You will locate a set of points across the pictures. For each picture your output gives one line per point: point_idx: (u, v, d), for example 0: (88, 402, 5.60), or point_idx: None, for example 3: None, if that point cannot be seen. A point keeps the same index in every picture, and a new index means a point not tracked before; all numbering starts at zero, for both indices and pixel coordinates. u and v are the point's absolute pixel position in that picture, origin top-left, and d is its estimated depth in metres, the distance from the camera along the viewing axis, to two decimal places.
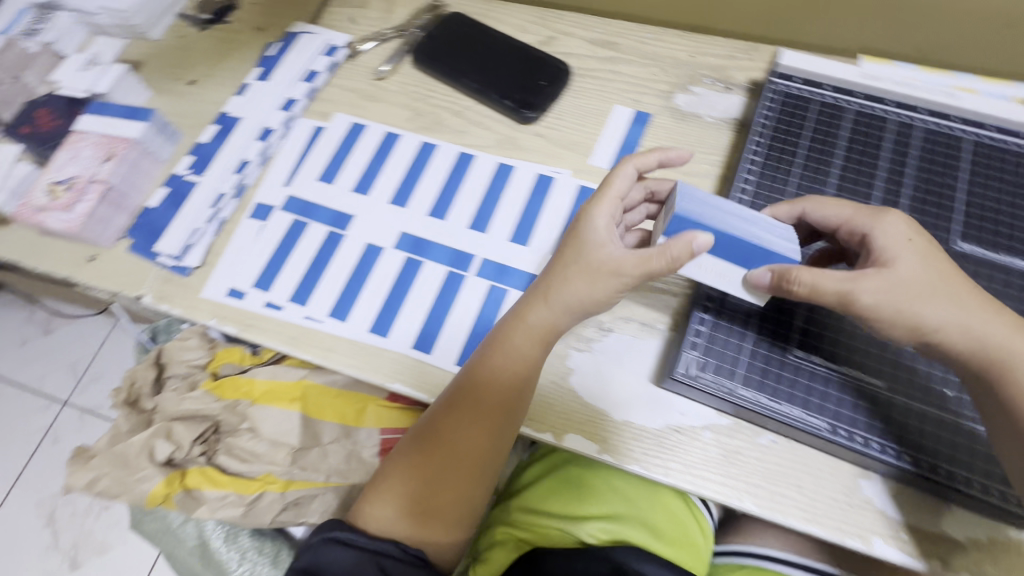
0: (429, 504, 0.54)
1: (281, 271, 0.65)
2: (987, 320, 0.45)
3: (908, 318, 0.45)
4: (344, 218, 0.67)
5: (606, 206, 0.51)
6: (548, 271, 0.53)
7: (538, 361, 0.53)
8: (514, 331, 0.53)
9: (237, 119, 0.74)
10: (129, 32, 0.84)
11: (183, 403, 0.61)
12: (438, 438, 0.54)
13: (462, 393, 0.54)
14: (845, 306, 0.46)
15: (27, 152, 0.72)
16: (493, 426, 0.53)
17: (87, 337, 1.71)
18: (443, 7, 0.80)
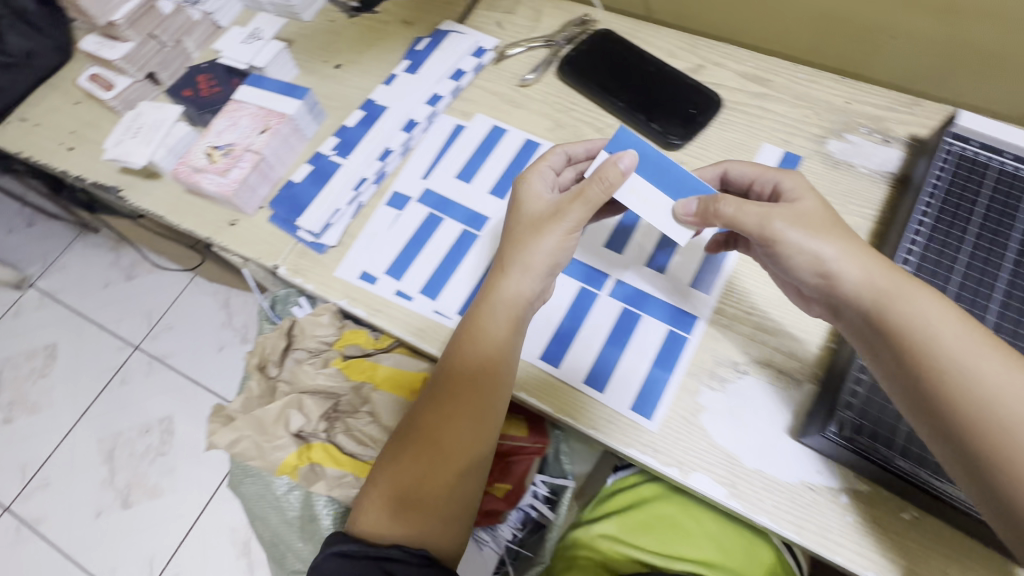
0: (422, 496, 0.53)
1: (413, 262, 0.66)
2: (893, 275, 0.46)
3: (805, 253, 0.49)
4: (479, 219, 0.68)
5: (538, 171, 0.59)
6: (504, 246, 0.57)
7: (510, 334, 0.55)
8: (483, 310, 0.55)
9: (384, 108, 0.76)
10: (285, 10, 0.88)
11: (317, 377, 0.64)
12: (421, 429, 0.55)
13: (441, 378, 0.56)
14: (762, 237, 0.51)
15: (185, 114, 0.76)
16: (474, 407, 0.54)
17: (165, 289, 1.79)
18: (593, 23, 0.80)
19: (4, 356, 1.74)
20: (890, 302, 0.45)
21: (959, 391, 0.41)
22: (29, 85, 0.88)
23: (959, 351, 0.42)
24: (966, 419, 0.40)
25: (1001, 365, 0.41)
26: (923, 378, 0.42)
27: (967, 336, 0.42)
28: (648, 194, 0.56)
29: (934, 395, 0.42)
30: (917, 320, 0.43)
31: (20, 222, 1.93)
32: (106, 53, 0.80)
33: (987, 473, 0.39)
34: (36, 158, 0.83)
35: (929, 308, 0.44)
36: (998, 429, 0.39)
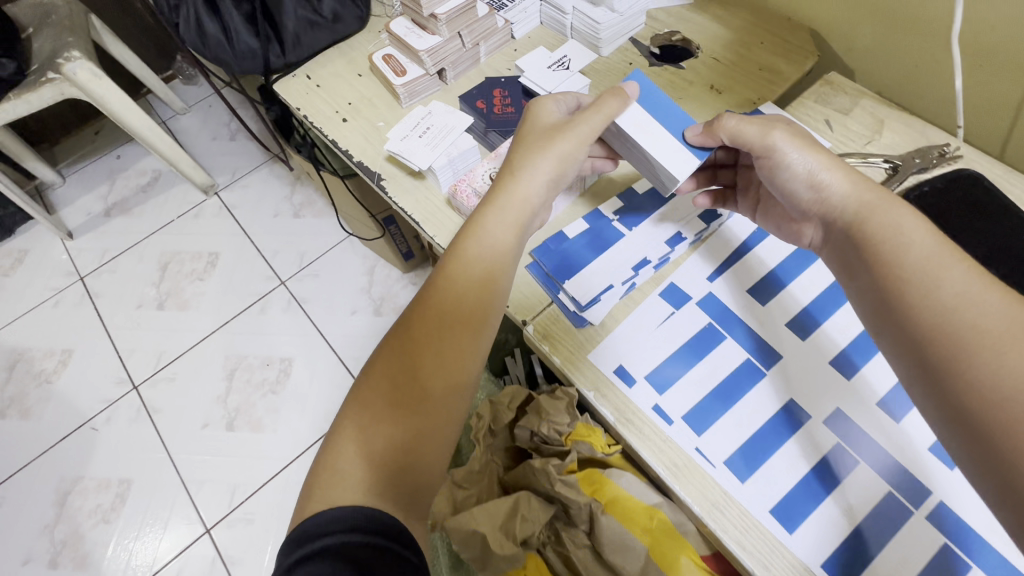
0: (414, 424, 0.48)
1: (681, 378, 0.57)
2: (873, 201, 0.49)
3: (799, 164, 0.53)
4: (771, 353, 0.57)
5: (549, 96, 0.63)
6: (512, 160, 0.58)
7: (512, 242, 0.55)
8: (488, 217, 0.55)
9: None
10: (588, 41, 0.82)
11: (556, 486, 0.59)
12: (403, 357, 0.50)
13: (428, 298, 0.52)
14: (762, 147, 0.55)
15: (472, 127, 0.73)
16: (463, 320, 0.52)
17: (323, 236, 1.86)
18: (951, 157, 0.67)
19: (174, 249, 1.89)
20: (867, 214, 0.49)
21: (918, 295, 0.43)
22: (324, 45, 0.89)
23: (928, 260, 0.44)
24: (928, 326, 0.42)
25: (968, 277, 0.42)
26: (903, 296, 0.44)
27: (934, 246, 0.45)
28: (650, 126, 0.60)
29: (906, 311, 0.44)
30: (895, 231, 0.46)
31: (223, 133, 2.10)
32: (412, 39, 0.79)
33: (949, 380, 0.40)
34: (310, 119, 0.83)
35: (912, 227, 0.46)
36: (956, 332, 0.40)
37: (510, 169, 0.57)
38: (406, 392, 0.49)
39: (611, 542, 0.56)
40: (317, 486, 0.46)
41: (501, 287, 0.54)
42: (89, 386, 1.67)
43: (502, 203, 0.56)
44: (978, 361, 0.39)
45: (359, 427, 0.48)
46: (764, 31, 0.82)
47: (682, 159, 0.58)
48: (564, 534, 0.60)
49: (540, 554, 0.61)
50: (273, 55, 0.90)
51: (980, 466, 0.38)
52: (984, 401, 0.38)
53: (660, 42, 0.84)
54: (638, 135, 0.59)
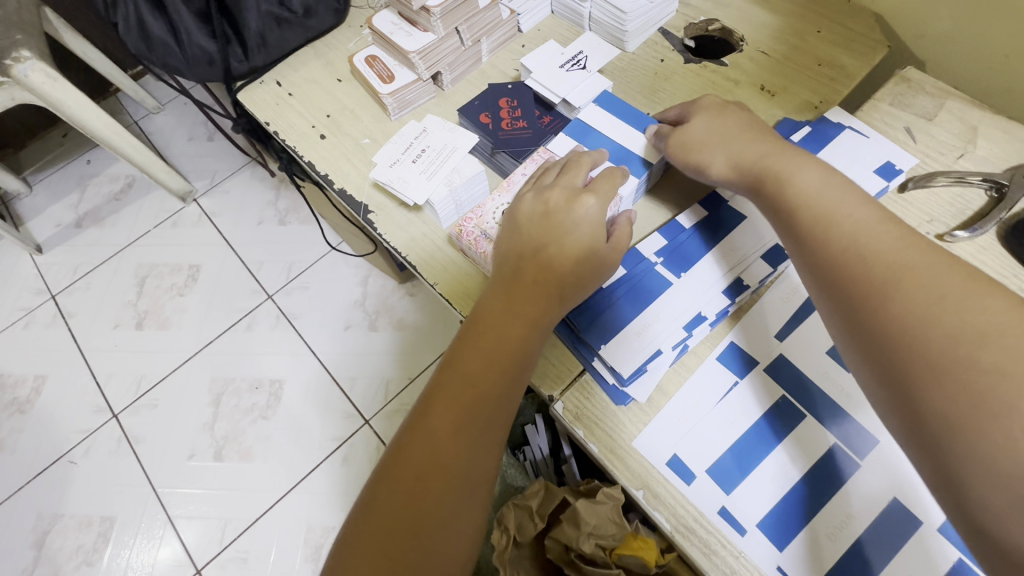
0: (422, 537, 0.41)
1: (754, 474, 0.45)
2: (771, 156, 0.49)
3: (701, 151, 0.53)
4: (868, 437, 0.45)
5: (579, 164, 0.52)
6: (518, 242, 0.49)
7: (534, 319, 0.46)
8: (496, 296, 0.47)
9: (738, 217, 0.55)
10: (611, 34, 0.69)
11: None
12: (412, 453, 0.43)
13: (431, 393, 0.45)
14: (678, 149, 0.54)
15: (476, 147, 0.60)
16: (479, 412, 0.44)
17: (311, 245, 1.73)
18: None
19: (151, 263, 1.75)
20: (769, 167, 0.49)
21: (824, 247, 0.43)
22: (296, 44, 0.75)
23: (828, 205, 0.44)
24: (835, 268, 0.42)
25: (869, 218, 0.43)
26: (814, 242, 0.44)
27: (835, 191, 0.45)
28: (617, 120, 0.58)
29: (825, 264, 0.43)
30: (798, 185, 0.46)
31: (200, 133, 1.94)
32: (400, 38, 0.65)
33: (865, 315, 0.40)
34: (282, 136, 0.69)
35: (813, 179, 0.46)
36: (867, 278, 0.40)
37: (512, 250, 0.49)
38: (416, 497, 0.42)
39: None
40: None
41: (524, 368, 0.46)
42: (66, 415, 1.55)
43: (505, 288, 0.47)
44: (890, 300, 0.38)
45: (367, 538, 0.41)
46: (821, 16, 0.69)
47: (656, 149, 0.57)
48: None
49: None
50: (235, 59, 0.77)
51: (891, 403, 0.38)
52: (902, 339, 0.37)
53: (696, 33, 0.71)
54: (612, 135, 0.57)
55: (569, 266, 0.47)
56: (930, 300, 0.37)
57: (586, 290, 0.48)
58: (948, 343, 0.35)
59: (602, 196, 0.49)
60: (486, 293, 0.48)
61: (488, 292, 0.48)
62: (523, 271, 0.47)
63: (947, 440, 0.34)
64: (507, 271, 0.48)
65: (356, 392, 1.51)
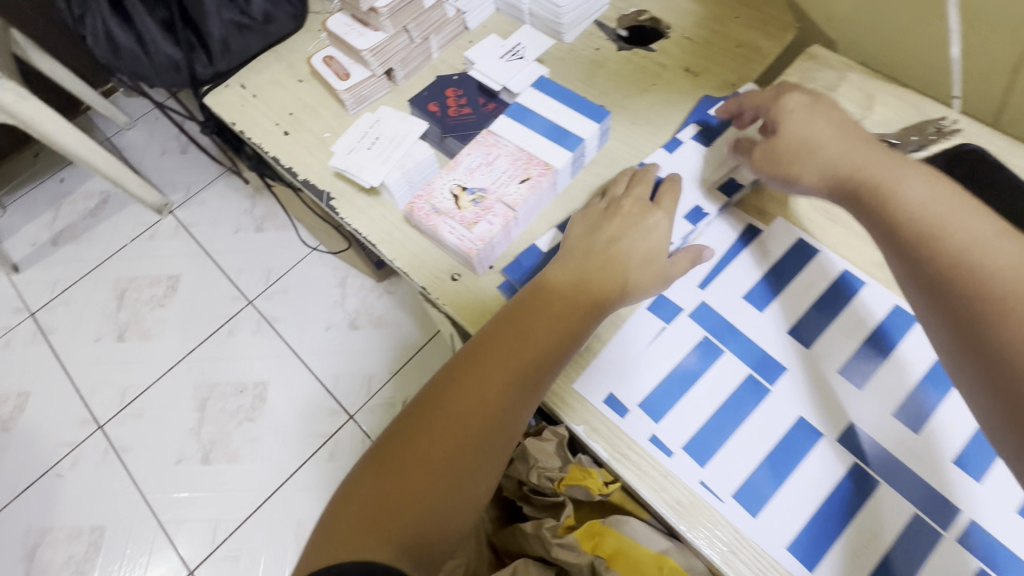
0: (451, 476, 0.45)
1: (679, 403, 0.51)
2: (874, 166, 0.49)
3: (795, 167, 0.53)
4: (774, 366, 0.52)
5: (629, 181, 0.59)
6: (600, 241, 0.54)
7: (590, 307, 0.50)
8: (563, 282, 0.51)
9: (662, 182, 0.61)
10: (549, 27, 0.75)
11: (558, 550, 0.57)
12: (455, 402, 0.47)
13: (483, 354, 0.48)
14: (765, 161, 0.55)
15: (426, 133, 0.65)
16: (524, 379, 0.48)
17: (289, 250, 1.76)
18: (950, 131, 0.62)
19: (130, 276, 1.77)
20: (871, 180, 0.48)
21: (931, 254, 0.43)
22: (258, 49, 0.81)
23: (934, 215, 0.44)
24: (942, 278, 0.42)
25: (983, 228, 0.42)
26: (919, 252, 0.44)
27: (940, 201, 0.45)
28: (553, 102, 0.63)
29: (931, 273, 0.43)
30: (898, 194, 0.46)
31: (173, 147, 1.97)
32: (353, 38, 0.70)
33: (980, 326, 0.40)
34: (248, 134, 0.74)
35: (914, 188, 0.46)
36: (978, 289, 0.40)
37: (592, 248, 0.53)
38: (443, 455, 0.45)
39: None
40: (326, 544, 0.42)
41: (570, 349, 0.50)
42: (51, 430, 1.56)
43: (561, 291, 0.51)
44: (1011, 313, 0.38)
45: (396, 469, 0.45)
46: (739, 3, 0.76)
47: (588, 125, 0.61)
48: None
49: None
50: (200, 64, 0.83)
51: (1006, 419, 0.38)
52: (1021, 350, 0.37)
53: (629, 23, 0.77)
54: (547, 115, 0.62)
55: (621, 279, 0.52)
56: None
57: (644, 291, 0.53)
58: None
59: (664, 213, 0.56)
60: (550, 275, 0.53)
61: (553, 274, 0.52)
62: (597, 267, 0.52)
63: None
64: (570, 280, 0.51)
65: (339, 389, 1.55)
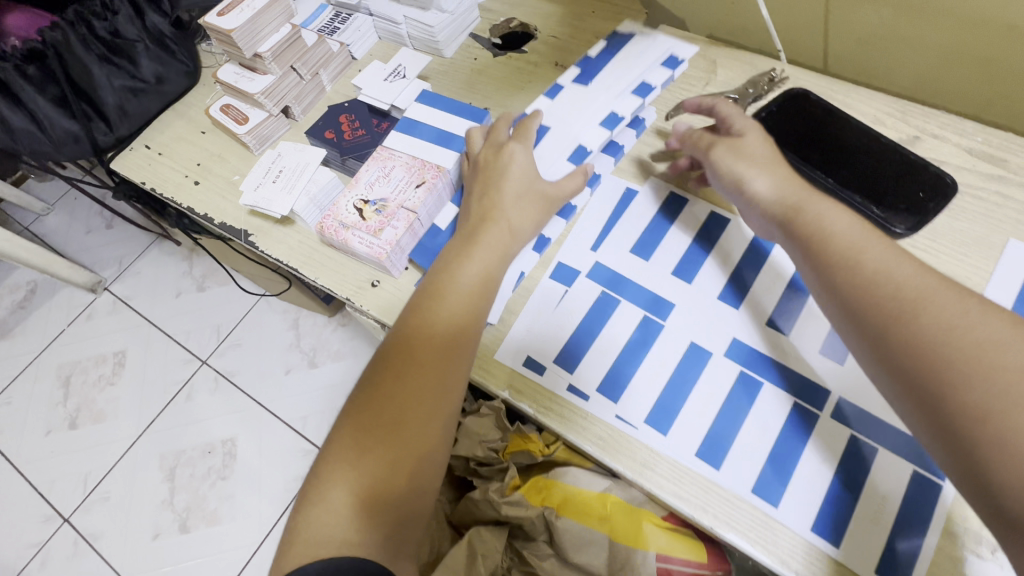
0: (394, 464, 0.48)
1: (588, 354, 0.57)
2: (793, 193, 0.52)
3: (737, 172, 0.55)
4: (664, 305, 0.59)
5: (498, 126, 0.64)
6: (481, 205, 0.59)
7: (485, 271, 0.55)
8: (457, 258, 0.55)
9: (544, 129, 0.68)
10: (428, 46, 0.82)
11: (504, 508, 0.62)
12: (381, 397, 0.50)
13: (398, 347, 0.51)
14: (728, 156, 0.57)
15: (327, 159, 0.70)
16: (441, 352, 0.51)
17: (235, 303, 1.75)
18: (779, 81, 0.71)
19: (73, 360, 1.72)
20: (793, 207, 0.51)
21: (850, 272, 0.46)
22: (157, 110, 0.84)
23: (849, 239, 0.47)
24: (863, 295, 0.45)
25: (891, 250, 0.46)
26: (841, 272, 0.46)
27: (852, 226, 0.48)
28: (437, 111, 0.69)
29: (851, 289, 0.46)
30: (818, 220, 0.49)
31: (97, 224, 1.93)
32: (244, 84, 0.75)
33: (896, 336, 0.43)
34: (159, 190, 0.77)
35: (830, 214, 0.49)
36: (893, 302, 0.43)
37: (474, 222, 0.58)
38: (384, 448, 0.48)
39: (572, 539, 0.59)
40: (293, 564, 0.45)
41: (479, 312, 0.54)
42: (13, 534, 1.49)
43: (451, 272, 0.55)
44: (920, 319, 0.42)
45: (339, 475, 0.48)
46: None
47: (470, 126, 0.67)
48: (526, 550, 0.64)
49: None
50: (99, 132, 0.86)
51: (919, 415, 0.41)
52: (934, 353, 0.41)
53: (502, 31, 0.84)
54: (433, 123, 0.68)
55: (504, 240, 0.56)
56: (955, 319, 0.41)
57: (524, 235, 0.59)
58: (981, 361, 0.39)
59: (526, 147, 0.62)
60: (445, 258, 0.56)
61: (447, 257, 0.56)
62: (482, 235, 0.56)
63: (985, 446, 0.37)
64: (458, 259, 0.55)
65: (309, 429, 1.55)
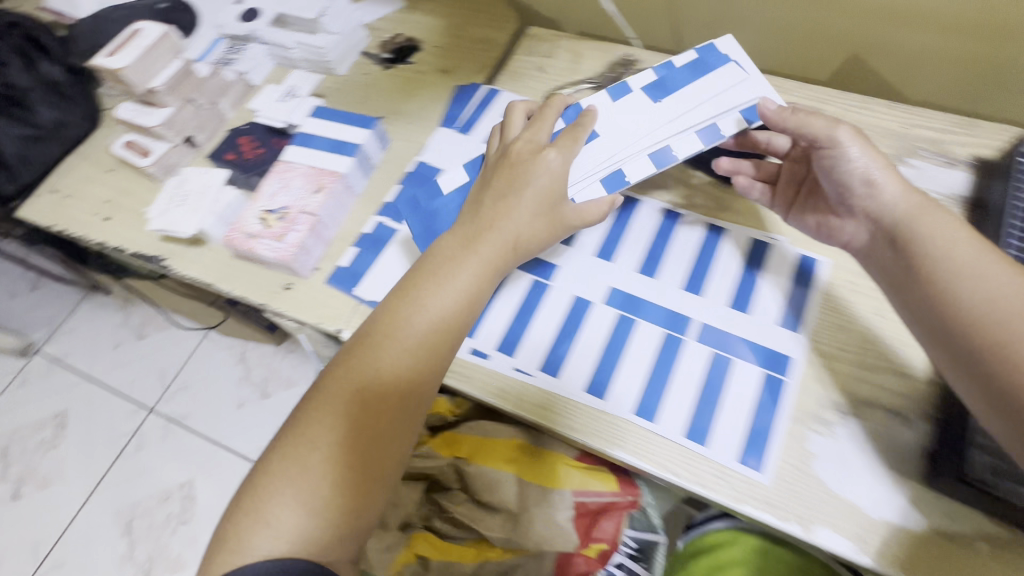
0: (356, 473, 0.47)
1: (484, 317, 0.63)
2: (922, 204, 0.49)
3: (852, 168, 0.53)
4: (548, 266, 0.66)
5: (547, 115, 0.64)
6: (481, 216, 0.58)
7: (474, 284, 0.54)
8: (449, 265, 0.55)
9: (593, 134, 0.65)
10: (321, 67, 0.88)
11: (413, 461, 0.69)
12: (357, 404, 0.48)
13: (378, 353, 0.50)
14: (828, 141, 0.54)
15: (230, 178, 0.74)
16: (423, 366, 0.51)
17: (178, 347, 1.73)
18: (635, 64, 0.81)
19: (9, 430, 1.65)
20: (902, 220, 0.49)
21: (964, 292, 0.44)
22: (59, 154, 0.85)
23: (961, 259, 0.45)
24: (966, 318, 0.43)
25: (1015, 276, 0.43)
26: (955, 289, 0.45)
27: (965, 245, 0.46)
28: (330, 123, 0.75)
29: (945, 307, 0.45)
30: (929, 236, 0.47)
31: (22, 287, 1.87)
32: (142, 119, 0.78)
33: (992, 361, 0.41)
34: (69, 230, 0.79)
35: (943, 231, 0.47)
36: (1001, 328, 0.42)
37: (471, 229, 0.57)
38: (350, 457, 0.47)
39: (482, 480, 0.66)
40: (223, 562, 0.44)
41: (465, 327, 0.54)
42: None
43: (438, 278, 0.54)
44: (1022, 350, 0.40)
45: (301, 477, 0.46)
46: (472, 10, 0.92)
47: (361, 133, 0.73)
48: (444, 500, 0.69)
49: (429, 528, 0.69)
50: None
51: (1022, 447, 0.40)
52: None
53: (391, 46, 0.91)
54: (326, 134, 0.74)
55: (501, 256, 0.56)
56: None
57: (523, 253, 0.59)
58: None
59: (562, 149, 0.61)
60: (438, 262, 0.56)
61: (440, 262, 0.56)
62: (479, 245, 0.56)
63: None
64: (446, 266, 0.55)
65: None
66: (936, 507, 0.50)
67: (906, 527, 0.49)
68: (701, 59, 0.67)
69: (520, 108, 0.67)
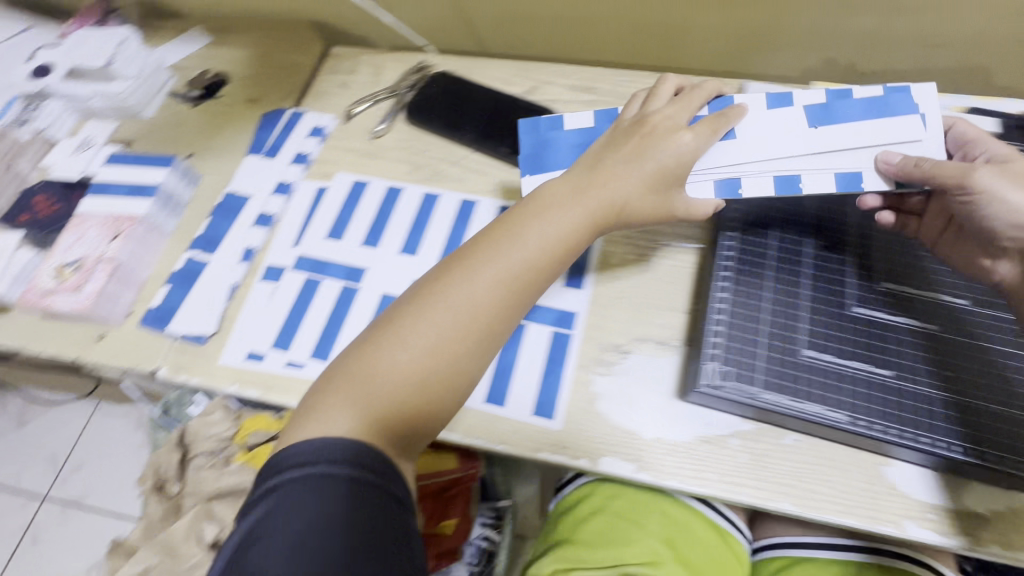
0: (422, 393, 0.48)
1: (299, 330, 0.66)
2: None
3: (1008, 205, 0.51)
4: (357, 271, 0.69)
5: (691, 96, 0.61)
6: (606, 159, 0.57)
7: (575, 224, 0.54)
8: (558, 200, 0.55)
9: (729, 134, 0.58)
10: (124, 113, 0.87)
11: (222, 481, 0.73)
12: (437, 323, 0.50)
13: (470, 280, 0.51)
14: (960, 186, 0.51)
15: (27, 239, 0.73)
16: (501, 301, 0.52)
17: (64, 426, 1.62)
18: (429, 69, 0.86)
19: None
20: None
21: None
22: None
23: None
24: None
25: None
26: None
27: None
28: (125, 169, 0.75)
29: None
30: None
31: None
32: None
33: None
34: None
35: None
36: None
37: (585, 166, 0.58)
38: (419, 374, 0.48)
39: None
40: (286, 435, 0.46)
41: (556, 263, 0.55)
42: None
43: (540, 211, 0.55)
44: None
45: (367, 382, 0.47)
46: (278, 39, 0.95)
47: (158, 173, 0.74)
48: None
49: None
50: None
51: None
52: None
53: (199, 83, 0.91)
54: (121, 180, 0.74)
55: (604, 210, 0.55)
56: None
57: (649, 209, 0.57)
58: None
59: (699, 133, 0.56)
60: (550, 192, 0.56)
61: (552, 194, 0.56)
62: (599, 184, 0.55)
63: None
64: (555, 202, 0.55)
65: None
66: (697, 417, 0.57)
67: (675, 441, 0.56)
68: (884, 97, 0.58)
69: (670, 81, 0.64)
